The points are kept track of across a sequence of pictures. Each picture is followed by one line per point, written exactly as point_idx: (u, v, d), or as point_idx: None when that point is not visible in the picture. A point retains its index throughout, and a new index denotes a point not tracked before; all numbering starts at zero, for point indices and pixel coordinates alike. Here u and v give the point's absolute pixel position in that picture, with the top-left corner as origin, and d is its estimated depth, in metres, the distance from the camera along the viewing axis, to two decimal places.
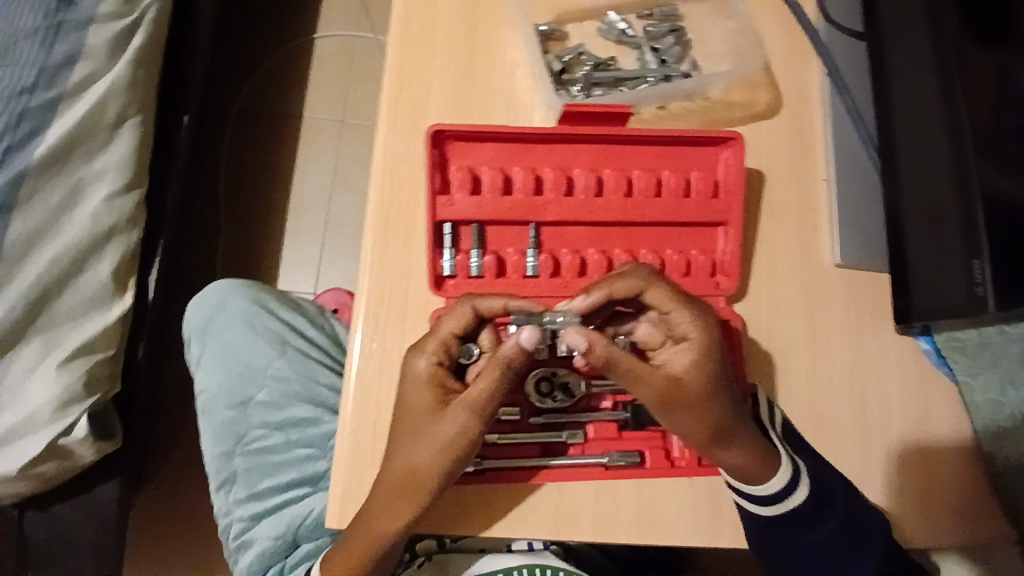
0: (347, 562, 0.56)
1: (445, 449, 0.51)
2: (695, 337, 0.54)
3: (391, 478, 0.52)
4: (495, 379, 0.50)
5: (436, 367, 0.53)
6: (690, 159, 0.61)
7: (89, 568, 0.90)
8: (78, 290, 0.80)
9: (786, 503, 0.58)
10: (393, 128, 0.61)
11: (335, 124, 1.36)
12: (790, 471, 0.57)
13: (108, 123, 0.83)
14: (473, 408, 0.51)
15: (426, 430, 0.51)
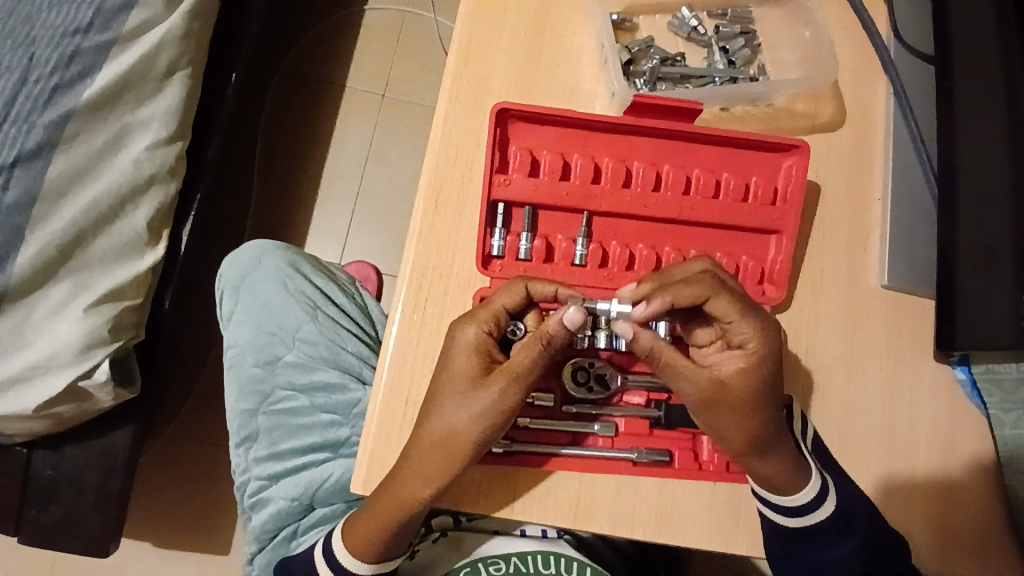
0: (370, 527, 0.57)
1: (483, 416, 0.52)
2: (751, 348, 0.55)
3: (426, 444, 0.53)
4: (537, 352, 0.52)
5: (484, 336, 0.54)
6: (751, 164, 0.61)
7: (91, 512, 0.90)
8: (113, 236, 0.82)
9: (809, 516, 0.58)
10: (454, 101, 0.61)
11: (376, 98, 1.36)
12: (818, 485, 0.58)
13: (159, 72, 0.83)
14: (512, 376, 0.52)
15: (466, 397, 0.52)
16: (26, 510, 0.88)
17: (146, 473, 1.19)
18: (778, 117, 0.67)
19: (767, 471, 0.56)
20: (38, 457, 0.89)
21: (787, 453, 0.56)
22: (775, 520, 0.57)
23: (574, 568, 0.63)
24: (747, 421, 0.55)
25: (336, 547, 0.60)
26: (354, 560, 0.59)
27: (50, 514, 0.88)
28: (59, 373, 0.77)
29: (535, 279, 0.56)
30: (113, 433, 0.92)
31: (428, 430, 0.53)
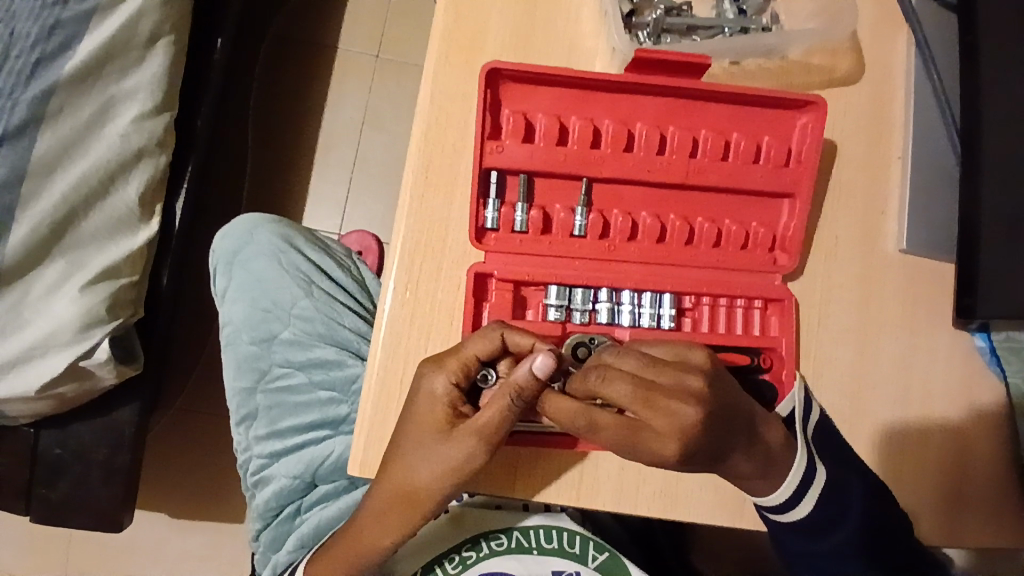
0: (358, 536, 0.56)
1: (456, 465, 0.49)
2: (652, 443, 0.45)
3: (401, 479, 0.50)
4: (501, 411, 0.48)
5: (451, 389, 0.50)
6: (763, 123, 0.57)
7: (99, 485, 0.90)
8: (106, 212, 0.79)
9: (799, 509, 0.54)
10: (443, 61, 0.56)
11: (369, 59, 1.31)
12: (800, 471, 0.52)
13: (142, 40, 0.79)
14: (480, 437, 0.48)
15: (437, 445, 0.49)
16: (38, 489, 0.88)
17: (156, 448, 1.21)
18: (793, 73, 0.62)
19: (752, 474, 0.51)
20: (45, 435, 0.89)
21: (779, 454, 0.51)
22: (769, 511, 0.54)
23: (578, 542, 0.63)
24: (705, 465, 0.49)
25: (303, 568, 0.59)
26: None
27: (61, 492, 0.89)
28: (59, 354, 0.75)
29: (515, 326, 0.50)
30: (118, 411, 0.91)
31: (402, 468, 0.51)
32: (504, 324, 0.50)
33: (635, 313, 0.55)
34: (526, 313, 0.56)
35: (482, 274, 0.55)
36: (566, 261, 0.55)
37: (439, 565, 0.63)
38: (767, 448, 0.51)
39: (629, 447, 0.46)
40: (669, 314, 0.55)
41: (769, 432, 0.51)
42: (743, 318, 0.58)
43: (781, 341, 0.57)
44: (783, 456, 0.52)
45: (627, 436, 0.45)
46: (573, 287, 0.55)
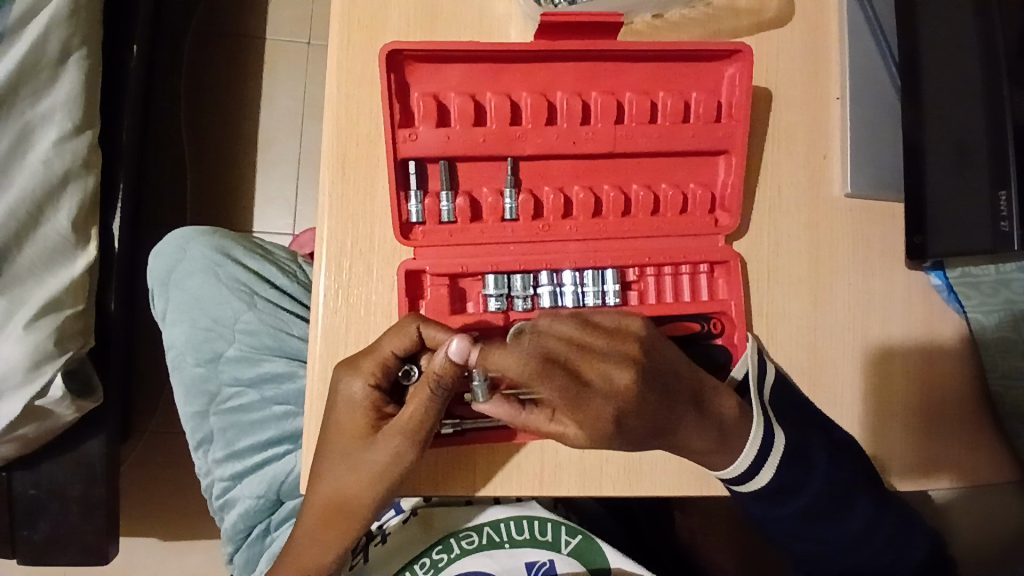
0: (304, 547, 0.53)
1: (387, 463, 0.48)
2: (598, 410, 0.44)
3: (336, 487, 0.50)
4: (422, 404, 0.46)
5: (371, 390, 0.48)
6: (691, 78, 0.54)
7: (78, 520, 0.87)
8: (39, 242, 0.77)
9: (755, 482, 0.54)
10: (348, 45, 0.52)
11: (302, 47, 1.25)
12: (755, 444, 0.52)
13: (52, 59, 0.75)
14: (406, 432, 0.47)
15: (366, 444, 0.48)
16: (19, 530, 0.86)
17: (135, 474, 1.18)
18: (722, 19, 0.59)
19: (706, 447, 0.50)
20: (18, 478, 0.86)
21: (730, 423, 0.51)
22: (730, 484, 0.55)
23: (549, 530, 0.65)
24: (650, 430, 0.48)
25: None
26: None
27: (40, 537, 0.86)
28: (14, 396, 0.75)
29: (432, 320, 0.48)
30: (84, 445, 0.88)
31: (338, 471, 0.49)
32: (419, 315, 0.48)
33: (578, 292, 0.53)
34: (467, 305, 0.54)
35: (406, 271, 0.51)
36: (500, 246, 0.52)
37: (411, 569, 0.64)
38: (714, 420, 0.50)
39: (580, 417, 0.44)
40: (613, 291, 0.53)
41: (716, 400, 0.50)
42: (691, 284, 0.56)
43: (731, 303, 0.55)
44: (732, 430, 0.51)
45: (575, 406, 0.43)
46: (511, 273, 0.52)
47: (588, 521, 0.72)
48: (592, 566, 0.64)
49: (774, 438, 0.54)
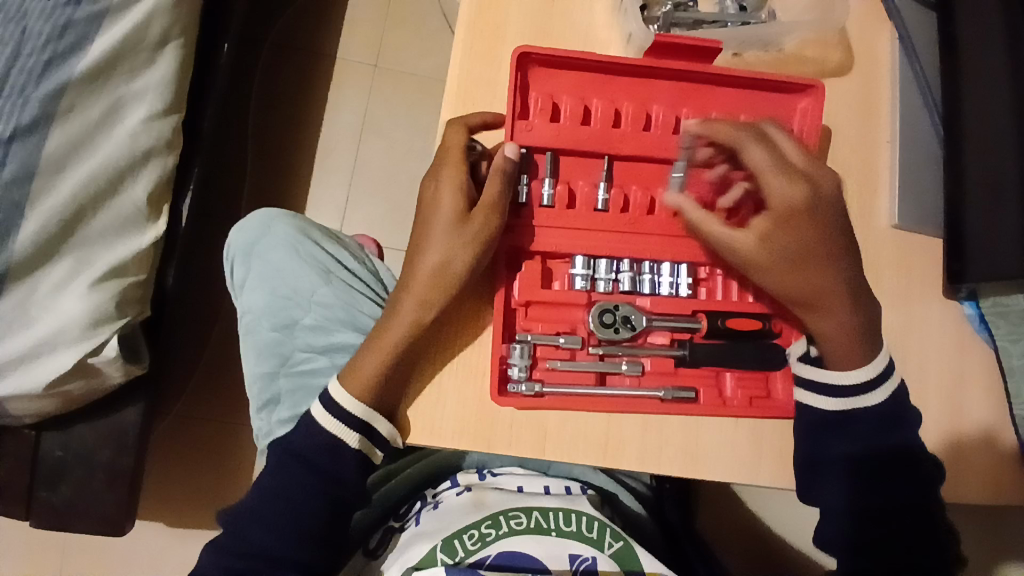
0: (375, 359, 0.57)
1: (467, 247, 0.55)
2: (817, 188, 0.56)
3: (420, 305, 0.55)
4: (499, 179, 0.55)
5: (455, 186, 0.56)
6: (768, 106, 0.61)
7: (100, 482, 0.90)
8: (113, 211, 0.82)
9: (824, 401, 0.59)
10: (472, 53, 0.62)
11: (368, 68, 1.35)
12: (877, 370, 0.58)
13: (152, 42, 0.83)
14: (488, 207, 0.55)
15: (450, 230, 0.55)
16: (37, 492, 0.88)
17: (159, 451, 1.22)
18: (789, 64, 0.67)
19: (834, 335, 0.57)
20: (47, 437, 0.89)
21: (837, 337, 0.57)
22: (797, 386, 0.60)
23: (595, 527, 0.67)
24: (819, 281, 0.56)
25: (332, 389, 0.60)
26: (341, 426, 0.60)
27: (62, 496, 0.88)
28: (66, 350, 0.76)
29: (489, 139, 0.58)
30: (124, 411, 0.92)
31: (419, 271, 0.56)
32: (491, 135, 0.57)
33: (655, 281, 0.61)
34: (553, 283, 0.60)
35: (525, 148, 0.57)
36: (592, 232, 0.59)
37: (459, 538, 0.65)
38: (831, 317, 0.57)
39: (825, 206, 0.55)
40: (686, 283, 0.61)
41: (817, 315, 0.57)
42: (754, 287, 0.63)
43: (788, 307, 0.62)
44: (855, 304, 0.57)
45: (819, 198, 0.55)
46: (597, 258, 0.60)
47: (630, 525, 0.77)
48: (631, 570, 0.65)
49: (888, 390, 0.59)
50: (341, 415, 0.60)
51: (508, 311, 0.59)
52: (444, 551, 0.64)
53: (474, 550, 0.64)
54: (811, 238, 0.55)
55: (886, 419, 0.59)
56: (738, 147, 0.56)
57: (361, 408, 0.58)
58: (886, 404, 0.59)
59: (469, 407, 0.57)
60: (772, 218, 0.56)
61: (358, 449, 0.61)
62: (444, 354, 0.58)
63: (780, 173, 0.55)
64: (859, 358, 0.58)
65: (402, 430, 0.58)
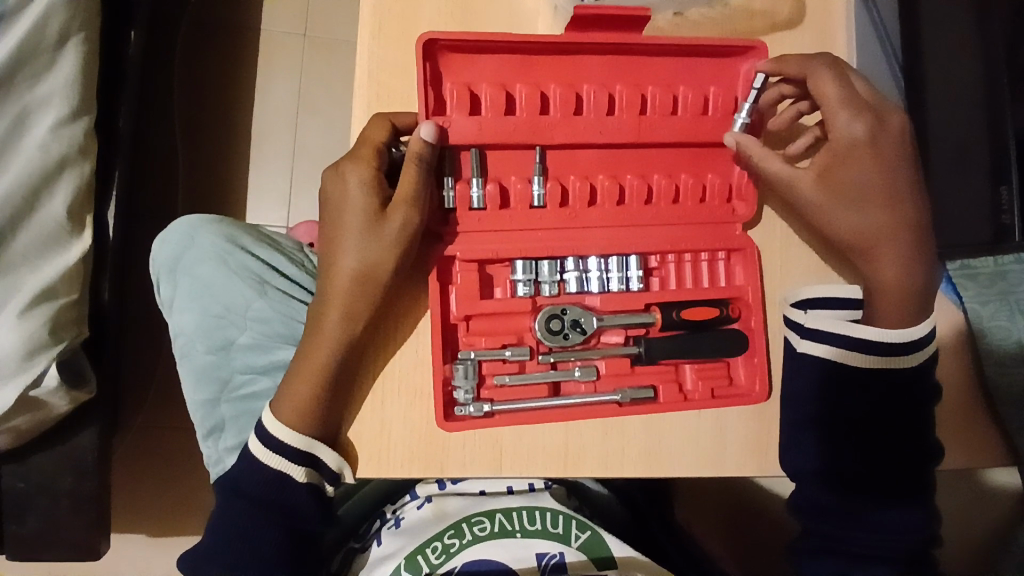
0: (304, 383, 0.51)
1: (388, 249, 0.51)
2: (883, 122, 0.53)
3: (342, 312, 0.51)
4: (413, 171, 0.50)
5: (369, 174, 0.51)
6: (710, 74, 0.57)
7: (66, 514, 0.85)
8: (35, 230, 0.77)
9: (859, 358, 0.55)
10: (380, 37, 0.55)
11: (297, 38, 1.23)
12: (924, 330, 0.54)
13: (51, 42, 0.75)
14: (409, 201, 0.50)
15: (367, 232, 0.50)
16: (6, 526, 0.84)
17: (123, 468, 1.16)
18: (736, 19, 0.61)
19: (888, 277, 0.54)
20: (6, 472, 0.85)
21: (895, 281, 0.54)
22: (822, 341, 0.55)
23: (560, 522, 0.65)
24: (879, 216, 0.53)
25: (266, 420, 0.54)
26: (281, 459, 0.53)
27: (32, 529, 0.84)
28: (10, 384, 0.74)
29: (405, 115, 0.53)
30: (75, 440, 0.87)
31: (337, 281, 0.51)
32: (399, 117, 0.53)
33: (603, 277, 0.56)
34: (494, 291, 0.56)
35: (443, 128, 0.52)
36: (529, 232, 0.54)
37: (422, 553, 0.63)
38: (889, 258, 0.53)
39: (889, 141, 0.53)
40: (637, 277, 0.57)
41: (874, 257, 0.54)
42: (709, 271, 0.59)
43: (746, 288, 0.58)
44: (914, 245, 0.53)
45: (884, 131, 0.53)
46: (539, 260, 0.55)
47: (600, 514, 0.74)
48: (599, 558, 0.64)
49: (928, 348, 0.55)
50: (278, 446, 0.53)
51: (447, 327, 0.55)
52: (409, 569, 0.62)
53: (439, 564, 0.63)
54: (873, 173, 0.53)
55: (866, 395, 0.55)
56: (812, 80, 0.54)
57: (300, 437, 0.52)
58: (859, 383, 0.55)
59: (415, 434, 0.53)
60: (832, 154, 0.54)
61: (307, 483, 0.54)
62: (378, 364, 0.53)
63: (844, 107, 0.53)
64: (907, 314, 0.54)
65: (348, 457, 0.53)
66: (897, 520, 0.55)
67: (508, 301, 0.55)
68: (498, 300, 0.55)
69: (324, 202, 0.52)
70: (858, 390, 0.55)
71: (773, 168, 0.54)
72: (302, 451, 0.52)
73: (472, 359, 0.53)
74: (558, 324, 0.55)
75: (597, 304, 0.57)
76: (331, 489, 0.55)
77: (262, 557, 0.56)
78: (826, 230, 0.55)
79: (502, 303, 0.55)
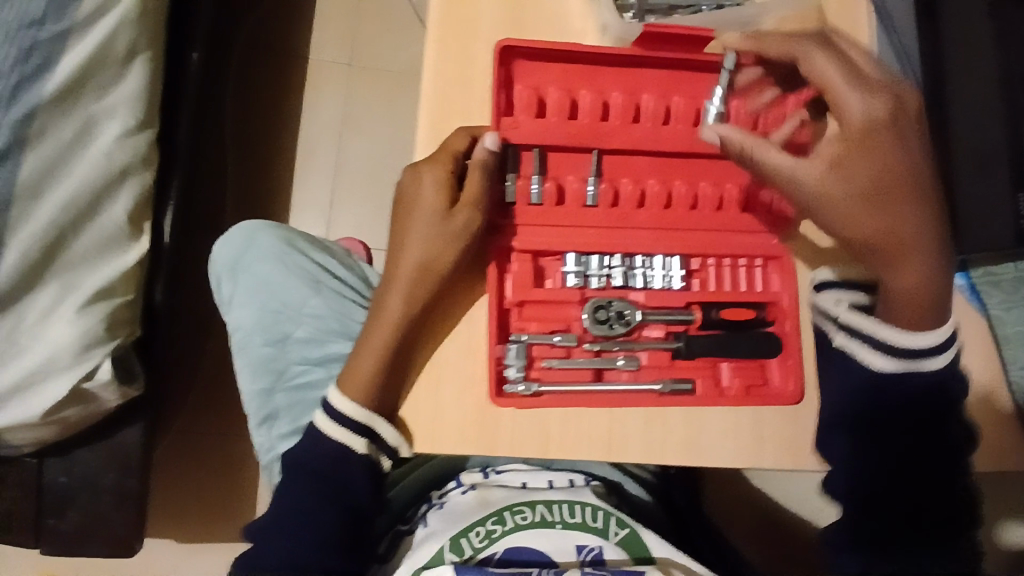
0: (367, 358, 0.57)
1: (449, 245, 0.56)
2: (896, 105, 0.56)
3: (404, 298, 0.56)
4: (479, 176, 0.56)
5: (446, 176, 0.56)
6: (758, 89, 0.63)
7: (108, 504, 0.90)
8: (95, 232, 0.83)
9: (888, 365, 0.58)
10: (444, 51, 0.61)
11: (342, 67, 1.32)
12: (942, 336, 0.57)
13: (119, 57, 0.84)
14: (472, 203, 0.56)
15: (433, 226, 0.56)
16: (45, 521, 0.88)
17: (163, 470, 1.21)
18: None
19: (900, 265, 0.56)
20: (50, 465, 0.89)
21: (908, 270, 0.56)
22: (855, 338, 0.59)
23: (600, 516, 0.67)
24: (900, 211, 0.55)
25: (330, 397, 0.59)
26: (343, 433, 0.58)
27: (71, 521, 0.89)
28: (63, 376, 0.79)
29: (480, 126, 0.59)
30: (124, 433, 0.91)
31: (401, 268, 0.57)
32: (475, 128, 0.59)
33: (647, 274, 0.61)
34: (545, 282, 0.61)
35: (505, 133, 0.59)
36: (581, 230, 0.60)
37: (466, 536, 0.66)
38: (911, 246, 0.56)
39: (904, 125, 0.56)
40: (679, 276, 0.61)
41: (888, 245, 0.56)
42: (747, 277, 0.63)
43: (782, 295, 0.62)
44: (924, 229, 0.56)
45: (874, 125, 0.55)
46: (589, 254, 0.60)
47: (637, 512, 0.77)
48: (639, 557, 0.65)
49: (949, 357, 0.58)
50: (341, 418, 0.58)
51: (502, 312, 0.59)
52: (451, 551, 0.65)
53: (481, 547, 0.65)
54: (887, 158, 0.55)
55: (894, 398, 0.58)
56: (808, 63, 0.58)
57: (361, 412, 0.57)
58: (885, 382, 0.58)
59: (469, 415, 0.57)
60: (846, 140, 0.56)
61: (366, 455, 0.58)
62: (431, 348, 0.58)
63: (853, 92, 0.56)
64: (919, 308, 0.57)
65: (406, 435, 0.57)
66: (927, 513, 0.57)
67: (563, 292, 0.60)
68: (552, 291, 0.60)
69: (398, 197, 0.58)
70: (890, 384, 0.58)
71: (791, 174, 0.55)
72: (362, 424, 0.57)
73: (524, 340, 0.58)
74: (610, 312, 0.60)
75: (640, 298, 0.61)
76: (388, 467, 0.59)
77: (321, 533, 0.59)
78: (847, 237, 0.57)
79: (557, 295, 0.60)
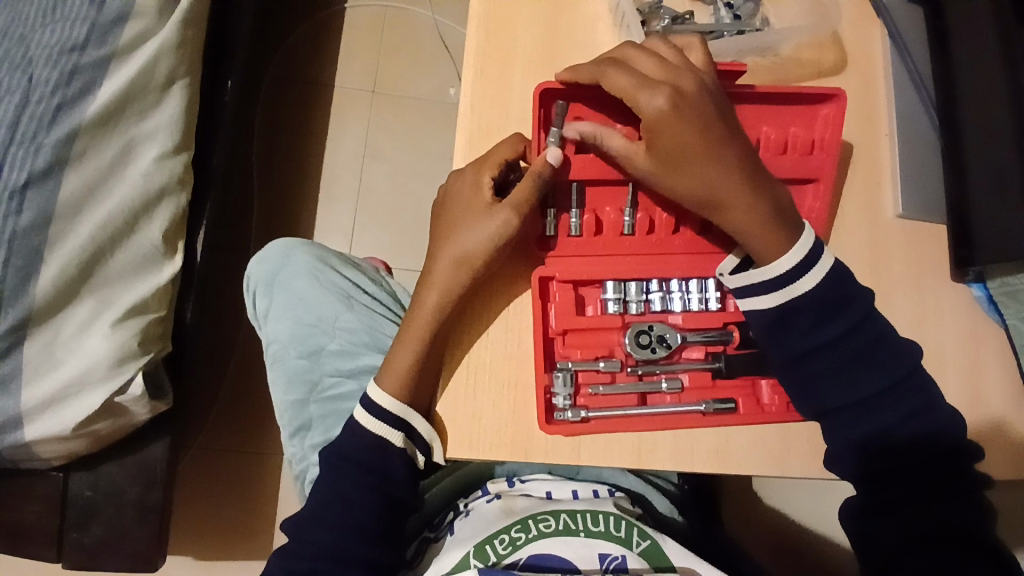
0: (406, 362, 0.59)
1: (485, 254, 0.58)
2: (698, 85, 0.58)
3: (439, 303, 0.59)
4: (532, 181, 0.58)
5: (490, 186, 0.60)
6: (793, 115, 0.68)
7: (132, 516, 0.91)
8: (132, 250, 0.86)
9: (764, 301, 0.60)
10: (482, 75, 0.65)
11: (366, 94, 1.36)
12: (802, 253, 0.59)
13: (159, 84, 0.88)
14: (516, 204, 0.58)
15: (470, 236, 0.59)
16: (68, 534, 0.89)
17: (182, 486, 1.21)
18: (787, 65, 0.71)
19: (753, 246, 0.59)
20: (75, 478, 0.89)
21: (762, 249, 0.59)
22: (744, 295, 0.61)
23: (623, 526, 0.67)
24: (695, 139, 0.57)
25: (369, 393, 0.62)
26: (382, 426, 0.61)
27: (94, 535, 0.89)
28: (95, 389, 0.81)
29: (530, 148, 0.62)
30: (151, 447, 0.93)
31: (438, 276, 0.60)
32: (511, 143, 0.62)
33: (684, 298, 0.64)
34: (586, 308, 0.64)
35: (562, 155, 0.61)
36: (621, 258, 0.63)
37: (491, 544, 0.66)
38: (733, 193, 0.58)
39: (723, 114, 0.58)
40: (715, 297, 0.64)
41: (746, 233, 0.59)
42: None
43: None
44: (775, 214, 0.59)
45: (674, 65, 0.58)
46: (627, 282, 0.63)
47: (662, 524, 0.77)
48: (660, 567, 0.64)
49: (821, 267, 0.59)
50: (379, 414, 0.61)
51: (547, 340, 0.62)
52: (477, 557, 0.65)
53: (506, 554, 0.65)
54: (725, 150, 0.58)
55: (920, 420, 0.58)
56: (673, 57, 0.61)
57: (397, 405, 0.60)
58: (908, 388, 0.59)
59: (505, 422, 0.59)
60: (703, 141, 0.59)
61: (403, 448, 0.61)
62: (465, 347, 0.60)
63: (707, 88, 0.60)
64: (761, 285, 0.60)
65: (438, 430, 0.59)
66: (956, 520, 0.57)
67: (607, 318, 0.62)
68: (597, 318, 0.63)
69: (448, 200, 0.62)
70: (929, 404, 0.59)
71: (615, 146, 0.58)
72: (398, 417, 0.60)
73: (572, 368, 0.60)
74: (653, 339, 0.62)
75: (678, 321, 0.64)
76: (423, 461, 0.62)
77: (358, 523, 0.62)
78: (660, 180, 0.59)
79: (601, 323, 0.62)
